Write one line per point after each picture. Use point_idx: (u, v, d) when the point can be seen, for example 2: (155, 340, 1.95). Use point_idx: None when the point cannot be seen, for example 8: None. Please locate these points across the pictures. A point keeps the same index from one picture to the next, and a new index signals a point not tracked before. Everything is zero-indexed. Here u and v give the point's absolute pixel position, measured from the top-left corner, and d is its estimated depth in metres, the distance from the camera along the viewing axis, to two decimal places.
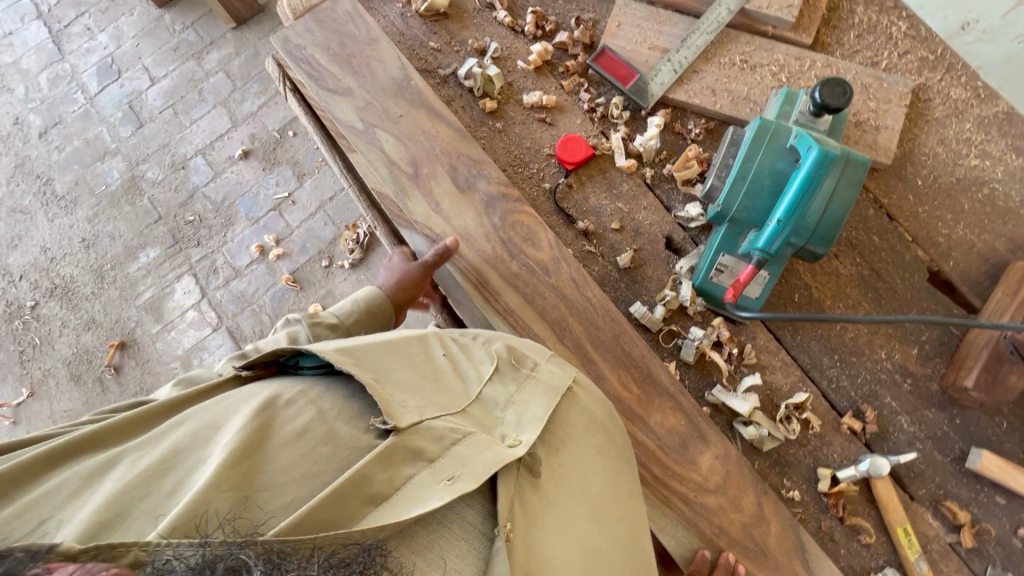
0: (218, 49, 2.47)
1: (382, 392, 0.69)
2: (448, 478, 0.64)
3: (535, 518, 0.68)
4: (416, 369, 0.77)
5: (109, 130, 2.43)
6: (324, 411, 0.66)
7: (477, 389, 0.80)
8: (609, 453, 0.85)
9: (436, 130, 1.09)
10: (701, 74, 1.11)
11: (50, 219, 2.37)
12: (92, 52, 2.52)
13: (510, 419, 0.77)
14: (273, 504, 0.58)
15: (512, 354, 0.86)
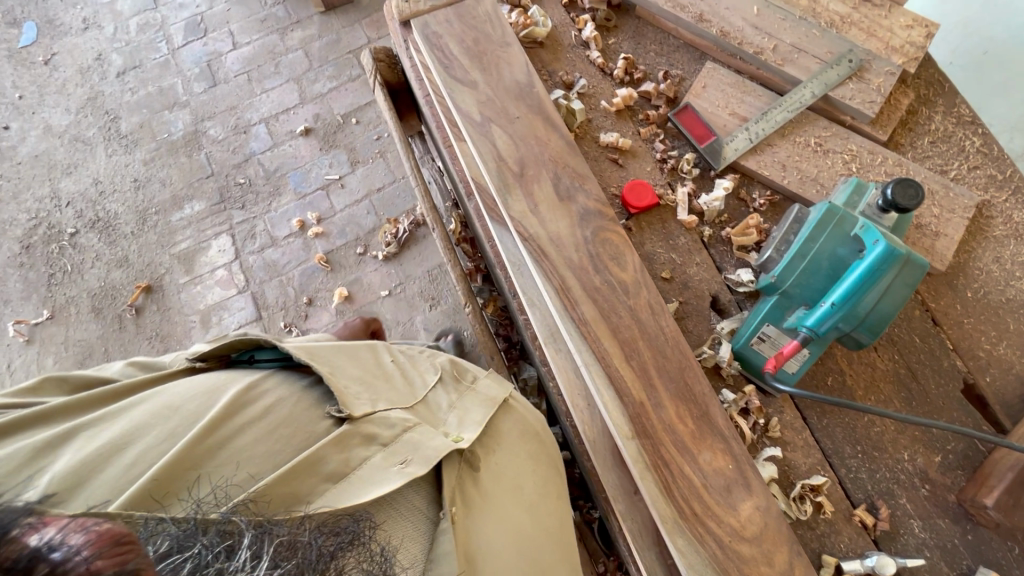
0: (302, 29, 2.57)
1: (337, 384, 0.90)
2: (401, 462, 0.84)
3: (474, 503, 0.91)
4: (365, 370, 0.99)
5: (183, 83, 2.52)
6: (277, 399, 0.85)
7: (422, 393, 1.05)
8: (539, 460, 1.07)
9: (547, 138, 1.07)
10: (774, 148, 1.14)
11: (109, 154, 2.45)
12: (184, 8, 2.63)
13: (452, 421, 1.01)
14: (234, 475, 0.75)
15: (453, 370, 1.14)
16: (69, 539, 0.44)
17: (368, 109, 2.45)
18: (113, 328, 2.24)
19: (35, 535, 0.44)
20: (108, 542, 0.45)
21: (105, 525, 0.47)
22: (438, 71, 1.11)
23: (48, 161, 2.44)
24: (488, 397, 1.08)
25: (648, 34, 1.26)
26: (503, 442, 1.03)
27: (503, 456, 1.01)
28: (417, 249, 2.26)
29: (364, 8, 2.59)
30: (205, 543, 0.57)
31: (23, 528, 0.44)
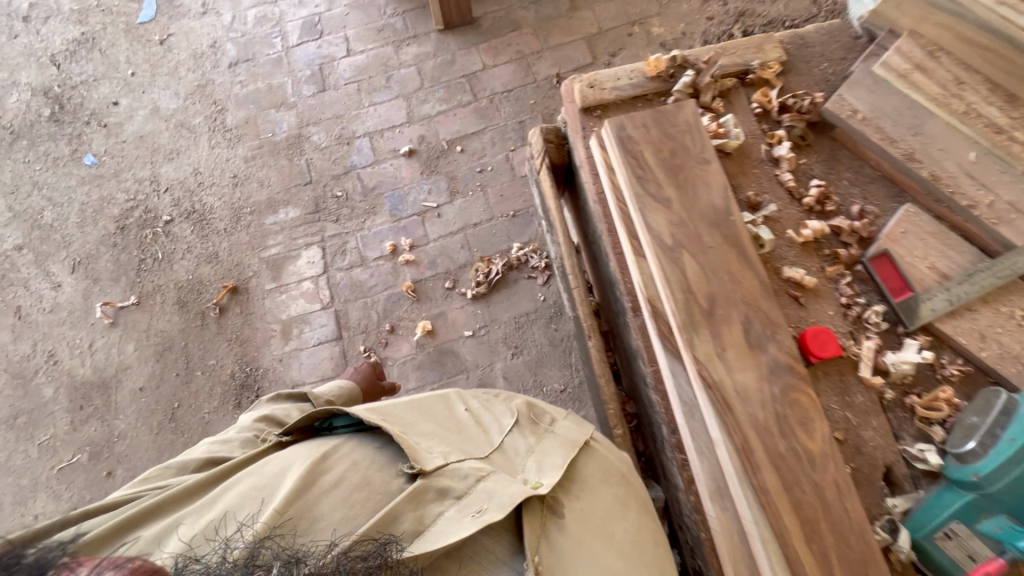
0: (418, 45, 2.53)
1: (408, 441, 0.96)
2: (475, 511, 0.87)
3: (560, 555, 0.90)
4: (434, 423, 1.05)
5: (292, 83, 2.50)
6: (353, 463, 0.92)
7: (498, 439, 1.07)
8: (631, 505, 1.03)
9: (740, 275, 1.00)
10: (974, 313, 1.05)
11: (211, 145, 2.44)
12: (303, 6, 2.61)
13: (531, 466, 1.02)
14: (323, 531, 0.82)
15: (532, 412, 1.14)
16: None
17: (474, 139, 2.40)
18: (195, 325, 2.24)
19: None
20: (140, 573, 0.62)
21: (133, 563, 0.64)
22: (629, 179, 1.06)
23: (151, 144, 2.45)
24: (568, 438, 1.07)
25: (843, 159, 1.17)
26: (588, 488, 1.02)
27: (587, 502, 1.00)
28: (507, 294, 2.21)
29: (484, 32, 2.53)
30: None
31: None
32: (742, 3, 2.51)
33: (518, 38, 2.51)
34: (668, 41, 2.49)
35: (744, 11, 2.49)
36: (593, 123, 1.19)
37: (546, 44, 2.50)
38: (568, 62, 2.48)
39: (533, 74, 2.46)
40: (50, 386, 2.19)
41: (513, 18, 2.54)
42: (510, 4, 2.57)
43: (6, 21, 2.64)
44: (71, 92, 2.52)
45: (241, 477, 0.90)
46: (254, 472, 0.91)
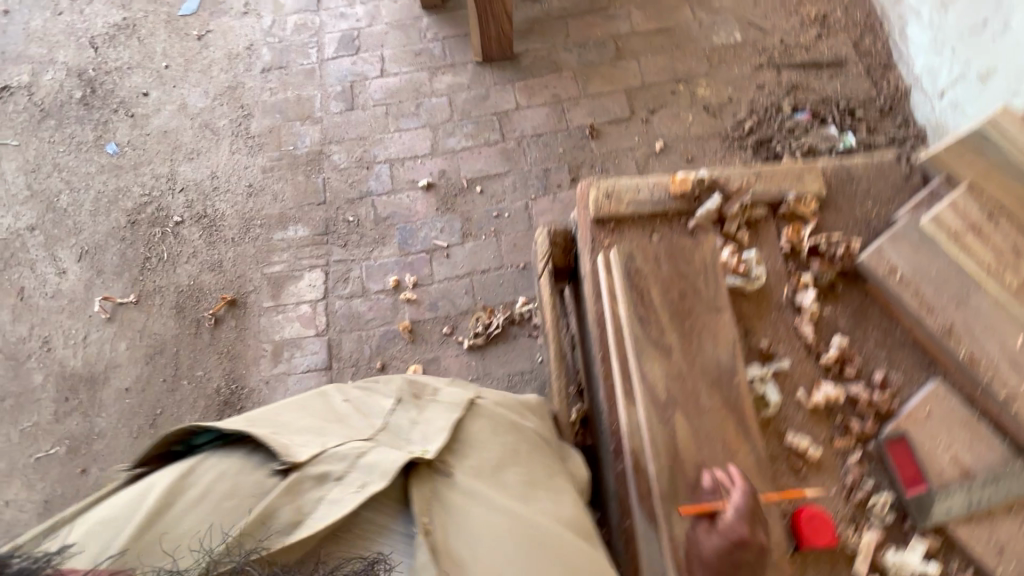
0: (453, 74, 2.46)
1: (278, 440, 1.05)
2: (360, 487, 1.00)
3: (450, 511, 1.05)
4: (309, 420, 1.15)
5: (321, 97, 2.45)
6: (222, 471, 1.02)
7: (382, 419, 1.18)
8: (518, 450, 1.21)
9: (737, 448, 1.10)
10: (993, 520, 1.08)
11: (232, 150, 2.41)
12: (344, 18, 2.56)
13: (416, 437, 1.14)
14: (208, 533, 0.94)
15: (412, 387, 1.28)
16: None
17: (496, 181, 2.32)
18: (189, 332, 2.21)
19: None
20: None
21: None
22: (630, 316, 1.18)
23: (174, 141, 2.43)
24: (450, 404, 1.22)
25: (870, 331, 1.25)
26: (477, 449, 1.17)
27: (478, 463, 1.14)
28: (504, 349, 2.13)
29: (522, 70, 2.45)
30: None
31: None
32: (797, 74, 2.36)
33: (556, 81, 2.42)
34: (712, 104, 2.37)
35: (798, 83, 2.35)
36: (605, 236, 1.25)
37: (584, 91, 2.40)
38: (604, 113, 2.38)
39: (566, 120, 2.37)
40: (40, 372, 2.19)
41: (554, 59, 2.45)
42: (553, 43, 2.48)
43: None
44: (104, 77, 2.52)
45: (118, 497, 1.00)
46: (131, 490, 1.01)
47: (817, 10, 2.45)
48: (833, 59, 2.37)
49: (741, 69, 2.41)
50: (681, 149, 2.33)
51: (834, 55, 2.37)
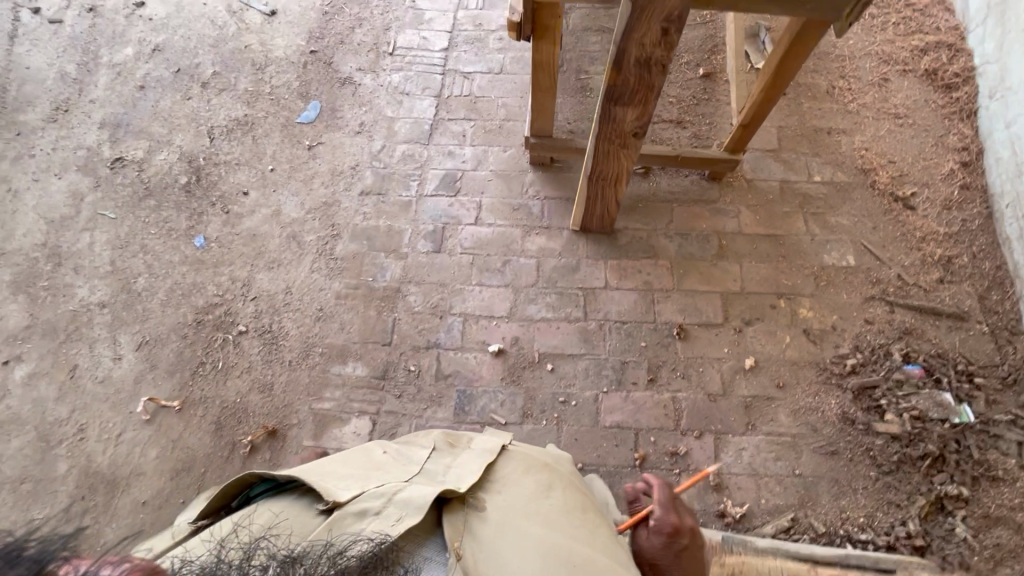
0: (547, 237, 2.40)
1: (325, 484, 1.11)
2: (395, 519, 1.02)
3: (487, 537, 1.06)
4: (359, 466, 1.24)
5: (410, 233, 2.43)
6: (278, 512, 1.08)
7: (422, 467, 1.25)
8: (548, 487, 1.25)
9: None
10: None
11: (313, 268, 2.39)
12: (451, 157, 2.58)
13: (452, 475, 1.19)
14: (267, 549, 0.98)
15: (448, 441, 1.39)
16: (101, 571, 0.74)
17: (569, 362, 2.20)
18: (222, 454, 2.11)
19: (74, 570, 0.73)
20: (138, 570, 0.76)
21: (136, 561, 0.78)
22: None
23: (260, 246, 2.44)
24: (483, 449, 1.29)
25: None
26: (507, 483, 1.22)
27: (509, 495, 1.18)
28: None
29: (618, 248, 2.37)
30: None
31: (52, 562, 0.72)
32: (912, 318, 2.19)
33: (650, 267, 2.33)
34: (813, 329, 2.21)
35: (911, 328, 2.17)
36: None
37: (678, 285, 2.30)
38: (695, 313, 2.25)
39: (654, 313, 2.26)
40: (65, 462, 2.12)
41: (652, 244, 2.37)
42: (654, 227, 2.41)
43: (187, 81, 2.79)
44: (212, 168, 2.59)
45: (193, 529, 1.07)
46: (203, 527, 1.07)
47: (942, 251, 2.29)
48: (955, 310, 2.19)
49: (849, 297, 2.25)
50: (773, 372, 2.16)
51: (956, 306, 2.20)
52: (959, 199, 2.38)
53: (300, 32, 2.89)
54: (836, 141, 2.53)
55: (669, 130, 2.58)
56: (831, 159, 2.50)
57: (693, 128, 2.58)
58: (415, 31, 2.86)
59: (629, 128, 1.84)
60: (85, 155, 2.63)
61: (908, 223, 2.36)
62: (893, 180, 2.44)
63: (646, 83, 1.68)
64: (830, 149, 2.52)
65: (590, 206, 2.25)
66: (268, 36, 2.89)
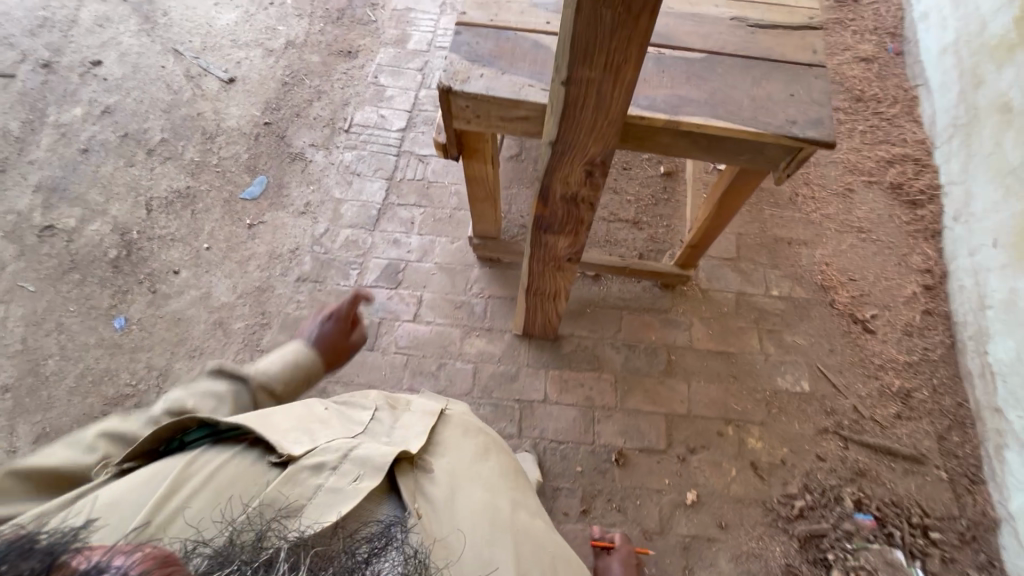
0: (488, 340, 2.28)
1: (271, 435, 1.01)
2: (356, 478, 0.98)
3: (435, 501, 1.02)
4: (294, 416, 1.12)
5: None
6: (217, 467, 0.96)
7: (363, 422, 1.17)
8: (488, 453, 1.23)
9: None
10: None
11: (235, 360, 2.24)
12: (396, 246, 2.47)
13: (397, 437, 1.13)
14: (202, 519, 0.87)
15: (391, 402, 1.31)
16: (115, 562, 0.59)
17: None
18: None
19: (80, 562, 0.58)
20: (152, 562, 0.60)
21: (148, 549, 0.62)
22: None
23: (183, 331, 2.29)
24: (426, 412, 1.24)
25: None
26: (452, 445, 1.18)
27: (454, 459, 1.14)
28: None
29: (561, 357, 2.25)
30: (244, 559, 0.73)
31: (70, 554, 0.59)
32: (866, 457, 2.05)
33: (594, 380, 2.20)
34: (761, 462, 2.06)
35: (864, 469, 2.03)
36: None
37: (621, 403, 2.16)
38: (637, 436, 2.10)
39: (593, 432, 2.11)
40: None
41: (597, 355, 2.25)
42: (601, 335, 2.29)
43: (133, 147, 2.70)
44: (145, 243, 2.47)
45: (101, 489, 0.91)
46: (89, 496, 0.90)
47: (900, 383, 2.18)
48: (912, 451, 2.05)
49: (801, 428, 2.12)
50: (715, 509, 1.99)
51: (913, 446, 2.06)
52: (920, 325, 2.29)
53: (256, 102, 2.83)
54: (795, 253, 2.45)
55: (624, 230, 2.49)
56: (789, 272, 2.41)
57: (650, 229, 2.49)
58: (374, 108, 2.80)
59: (564, 253, 1.75)
60: (14, 221, 2.50)
61: (865, 348, 2.25)
62: (852, 300, 2.35)
63: (574, 215, 1.59)
64: (789, 261, 2.43)
65: (531, 314, 2.13)
66: (224, 104, 2.82)
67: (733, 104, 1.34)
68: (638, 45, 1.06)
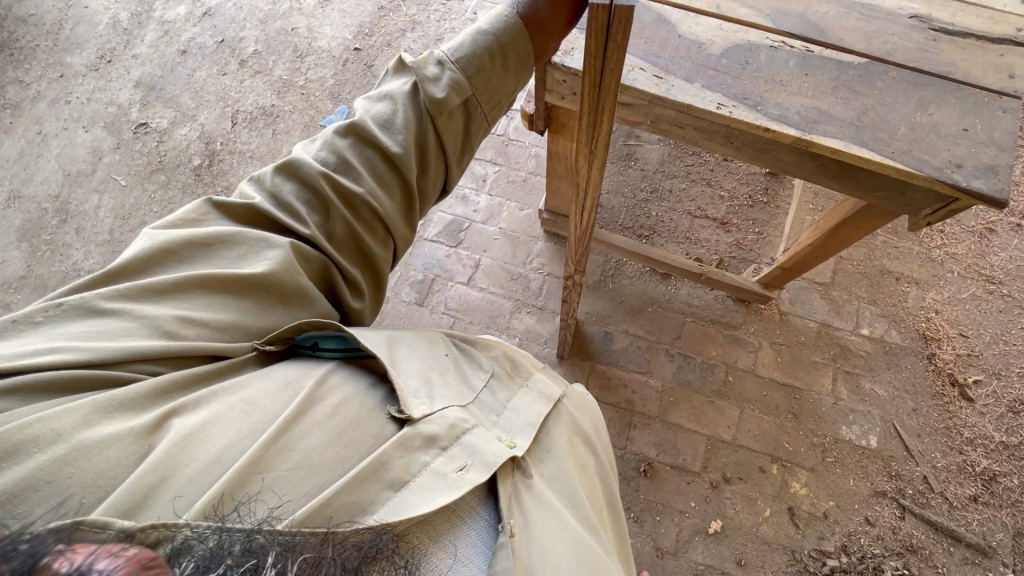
0: (537, 319, 2.19)
1: (400, 382, 0.82)
2: (460, 469, 0.76)
3: (528, 516, 0.78)
4: (426, 360, 0.92)
5: (398, 277, 2.26)
6: (344, 399, 0.79)
7: (472, 395, 0.91)
8: (587, 469, 0.96)
9: None
10: None
11: None
12: (463, 203, 2.38)
13: (504, 427, 0.88)
14: (296, 481, 0.69)
15: (508, 363, 1.03)
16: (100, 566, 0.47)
17: None
18: None
19: (63, 564, 0.47)
20: (134, 565, 0.49)
21: (129, 551, 0.51)
22: None
23: None
24: (542, 394, 0.97)
25: None
26: (558, 447, 0.92)
27: (555, 465, 0.89)
28: None
29: (609, 354, 2.13)
30: (227, 565, 0.54)
31: (51, 555, 0.47)
32: (922, 533, 1.86)
33: (639, 384, 2.08)
34: (801, 510, 1.90)
35: (916, 546, 1.84)
36: None
37: (662, 414, 2.04)
38: (672, 451, 1.99)
39: (626, 438, 2.01)
40: None
41: (649, 358, 2.12)
42: (657, 338, 2.14)
43: (227, 55, 2.71)
44: (225, 155, 2.51)
45: (217, 398, 0.75)
46: (229, 396, 0.76)
47: (986, 463, 1.92)
48: (979, 541, 1.84)
49: (855, 484, 1.93)
50: (737, 545, 1.87)
51: (981, 535, 1.85)
52: None
53: (349, 24, 2.73)
54: (902, 292, 2.15)
55: (709, 230, 2.26)
56: (888, 311, 2.12)
57: (738, 233, 2.25)
58: None
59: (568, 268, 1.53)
60: (114, 113, 2.62)
61: (957, 416, 1.99)
62: (957, 358, 2.05)
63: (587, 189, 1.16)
64: (892, 299, 2.14)
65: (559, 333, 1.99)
66: (318, 22, 2.75)
67: (886, 130, 1.08)
68: (589, 22, 0.72)
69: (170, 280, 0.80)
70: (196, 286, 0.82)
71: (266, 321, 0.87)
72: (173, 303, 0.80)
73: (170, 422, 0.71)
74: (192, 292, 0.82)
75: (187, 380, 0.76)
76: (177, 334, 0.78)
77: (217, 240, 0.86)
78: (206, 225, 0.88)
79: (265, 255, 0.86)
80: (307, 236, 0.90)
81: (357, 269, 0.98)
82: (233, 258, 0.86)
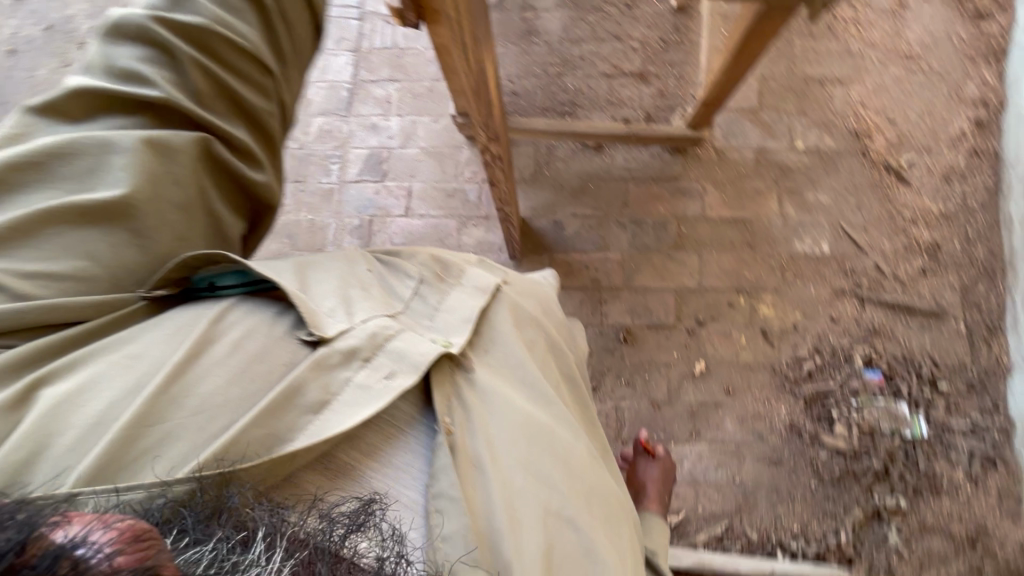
0: (486, 229, 2.15)
1: (308, 306, 0.79)
2: (387, 374, 0.77)
3: (472, 409, 0.79)
4: (343, 277, 0.88)
5: (335, 228, 2.17)
6: (245, 334, 0.76)
7: (398, 303, 0.88)
8: (539, 349, 0.96)
9: None
10: None
11: None
12: (376, 132, 2.24)
13: (438, 327, 0.86)
14: (202, 426, 0.68)
15: (439, 263, 0.98)
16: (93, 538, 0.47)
17: None
18: None
19: (60, 534, 0.46)
20: (128, 540, 0.48)
21: (126, 522, 0.50)
22: None
23: None
24: (478, 287, 0.94)
25: None
26: (501, 335, 0.91)
27: (499, 353, 0.89)
28: None
29: (564, 241, 2.12)
30: (223, 535, 0.58)
31: (49, 527, 0.46)
32: (882, 315, 2.00)
33: (600, 261, 2.10)
34: (773, 329, 2.02)
35: (879, 328, 1.99)
36: None
37: (628, 282, 2.08)
38: (645, 313, 2.06)
39: (600, 314, 2.06)
40: None
41: (603, 233, 2.12)
42: (605, 211, 2.13)
43: (64, 43, 2.37)
44: None
45: (96, 358, 0.72)
46: (109, 354, 0.73)
47: (928, 235, 2.03)
48: (931, 306, 1.99)
49: (816, 291, 2.03)
50: (723, 377, 2.00)
51: (933, 302, 1.99)
52: (963, 169, 2.06)
53: None
54: (827, 95, 2.13)
55: (630, 86, 2.17)
56: (818, 118, 2.12)
57: (659, 82, 2.16)
58: None
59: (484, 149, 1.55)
60: None
61: (897, 199, 2.06)
62: (890, 145, 2.09)
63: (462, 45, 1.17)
64: (819, 105, 2.13)
65: (507, 232, 1.95)
66: None
67: None
68: None
69: (13, 218, 0.77)
70: (48, 219, 0.79)
71: (143, 265, 0.84)
72: (31, 244, 0.77)
73: (41, 389, 0.68)
74: (46, 227, 0.79)
75: (62, 343, 0.74)
76: (39, 292, 0.75)
77: (54, 159, 0.82)
78: (35, 142, 0.82)
79: (113, 174, 0.83)
80: (162, 97, 0.88)
81: (242, 130, 0.96)
82: (77, 178, 0.83)
